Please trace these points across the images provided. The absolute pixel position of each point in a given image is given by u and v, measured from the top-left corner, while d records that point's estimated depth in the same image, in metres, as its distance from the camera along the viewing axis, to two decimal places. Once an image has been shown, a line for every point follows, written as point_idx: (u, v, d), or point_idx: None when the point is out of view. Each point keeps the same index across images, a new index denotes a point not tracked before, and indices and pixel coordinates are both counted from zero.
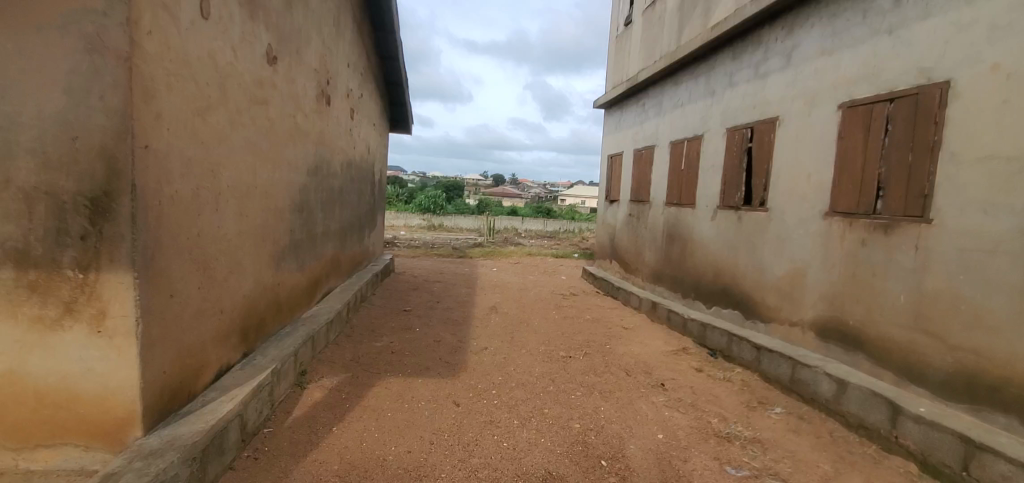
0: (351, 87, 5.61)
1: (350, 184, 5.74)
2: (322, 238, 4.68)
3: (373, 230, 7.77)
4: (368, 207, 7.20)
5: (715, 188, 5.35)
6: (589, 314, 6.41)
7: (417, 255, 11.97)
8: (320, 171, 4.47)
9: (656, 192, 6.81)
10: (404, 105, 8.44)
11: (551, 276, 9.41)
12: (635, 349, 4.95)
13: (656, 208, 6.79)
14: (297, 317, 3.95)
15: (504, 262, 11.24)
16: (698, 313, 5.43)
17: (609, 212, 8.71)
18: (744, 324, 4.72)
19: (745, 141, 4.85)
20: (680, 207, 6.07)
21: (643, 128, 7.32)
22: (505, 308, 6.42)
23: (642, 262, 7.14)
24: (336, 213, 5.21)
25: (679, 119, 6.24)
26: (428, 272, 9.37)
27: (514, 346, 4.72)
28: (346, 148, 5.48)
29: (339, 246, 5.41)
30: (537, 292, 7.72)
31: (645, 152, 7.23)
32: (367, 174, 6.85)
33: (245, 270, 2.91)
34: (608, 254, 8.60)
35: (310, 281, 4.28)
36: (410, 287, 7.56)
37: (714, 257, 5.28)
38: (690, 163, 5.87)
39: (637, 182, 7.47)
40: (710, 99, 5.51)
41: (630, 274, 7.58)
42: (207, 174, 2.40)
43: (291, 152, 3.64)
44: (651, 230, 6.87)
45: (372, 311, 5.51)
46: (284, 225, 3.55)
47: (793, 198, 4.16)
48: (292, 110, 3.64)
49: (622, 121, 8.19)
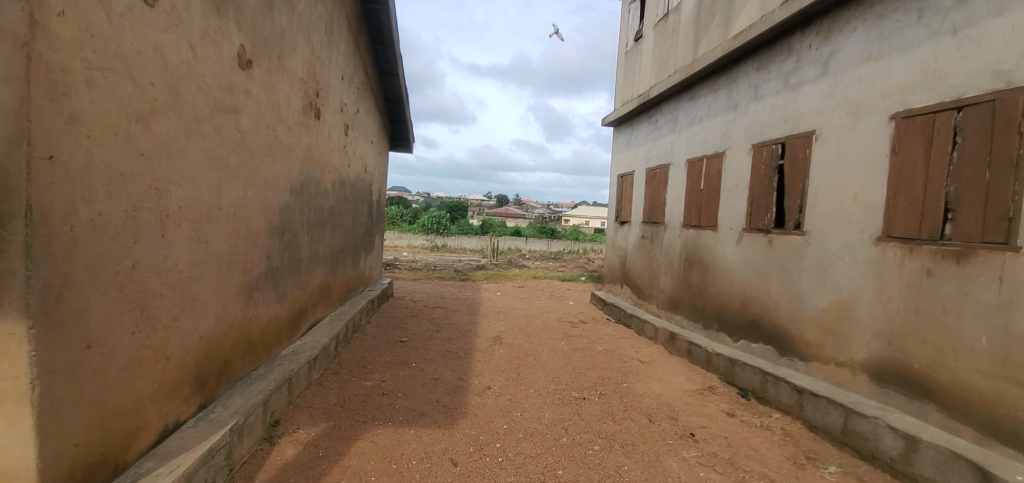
0: (345, 101, 5.24)
1: (342, 204, 5.31)
2: (309, 264, 4.23)
3: (370, 253, 7.33)
4: (365, 229, 6.76)
5: (739, 209, 4.89)
6: (601, 345, 5.89)
7: (418, 278, 11.50)
8: (307, 189, 4.04)
9: (672, 213, 6.35)
10: (404, 123, 8.10)
11: (558, 302, 8.89)
12: (655, 388, 4.43)
13: (672, 230, 6.32)
14: (276, 355, 3.48)
15: (509, 285, 10.74)
16: (723, 346, 4.91)
17: (619, 233, 8.23)
18: (779, 360, 4.21)
19: (775, 158, 4.40)
20: (700, 229, 5.60)
21: (656, 145, 6.91)
22: (510, 338, 5.91)
23: (657, 288, 6.64)
24: (327, 236, 4.78)
25: (696, 135, 5.83)
26: (429, 297, 8.88)
27: (520, 384, 4.20)
28: (340, 166, 5.08)
29: (330, 271, 4.96)
30: (544, 320, 7.21)
31: (659, 171, 6.80)
32: (363, 194, 6.44)
33: (204, 306, 2.46)
34: (620, 278, 8.10)
35: (292, 313, 3.82)
36: (408, 314, 7.08)
37: (741, 285, 4.79)
38: (711, 182, 5.42)
39: (651, 202, 7.02)
40: (732, 113, 5.10)
41: (644, 301, 7.07)
42: (149, 193, 1.99)
43: (270, 168, 3.23)
44: (668, 254, 6.39)
45: (365, 343, 5.02)
46: (260, 250, 3.11)
47: (836, 220, 3.70)
48: (273, 121, 3.25)
49: (632, 139, 7.80)
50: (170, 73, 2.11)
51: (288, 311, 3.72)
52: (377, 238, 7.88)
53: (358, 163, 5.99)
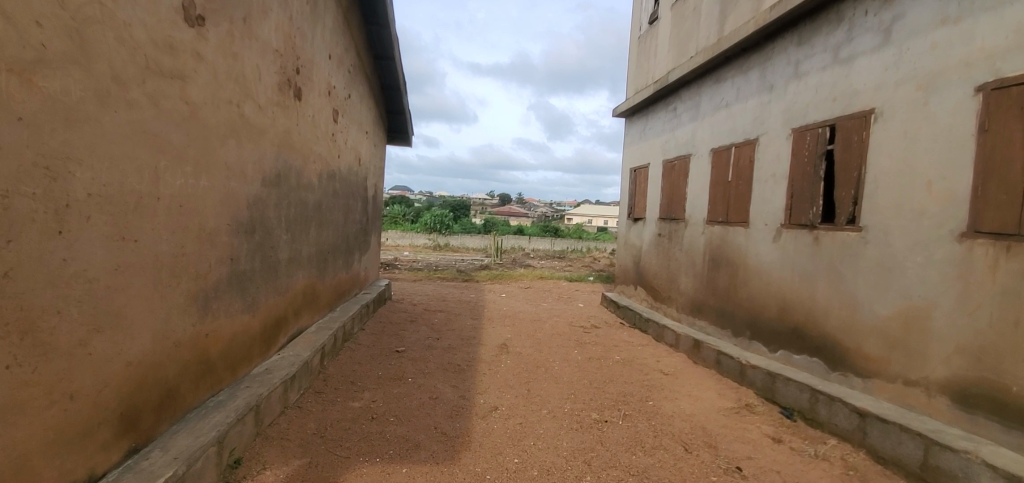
0: (334, 84, 4.70)
1: (331, 199, 4.77)
2: (290, 266, 3.69)
3: (365, 253, 6.79)
4: (359, 227, 6.21)
5: (777, 202, 4.33)
6: (619, 354, 5.32)
7: (418, 279, 10.95)
8: (284, 180, 3.50)
9: (694, 208, 5.79)
10: (403, 113, 7.56)
11: (567, 304, 8.34)
12: (685, 406, 3.87)
13: (693, 227, 5.76)
14: (244, 375, 2.95)
15: (514, 286, 10.18)
16: (758, 358, 4.35)
17: (633, 231, 7.66)
18: (829, 376, 3.65)
19: (822, 143, 3.85)
20: (728, 226, 5.04)
21: (675, 135, 6.35)
22: (517, 347, 5.35)
23: (677, 290, 6.07)
24: (313, 233, 4.24)
25: (721, 122, 5.28)
26: (429, 299, 8.34)
27: (531, 404, 3.65)
28: (327, 156, 4.53)
29: (316, 274, 4.42)
30: (554, 324, 6.65)
31: (678, 163, 6.24)
32: (357, 188, 5.90)
33: (128, 323, 1.92)
34: (634, 279, 7.53)
35: (267, 324, 3.27)
36: (407, 319, 6.53)
37: (781, 288, 4.22)
38: (742, 173, 4.86)
39: (669, 196, 6.46)
40: (767, 95, 4.54)
41: (662, 304, 6.50)
42: (33, 171, 1.48)
43: (234, 152, 2.69)
44: (689, 253, 5.82)
45: (355, 354, 4.47)
46: (219, 251, 2.57)
47: (905, 213, 3.14)
48: (237, 96, 2.71)
49: (647, 130, 7.24)
50: (70, 14, 1.59)
51: (260, 322, 3.18)
52: (374, 237, 7.34)
53: (350, 154, 5.44)
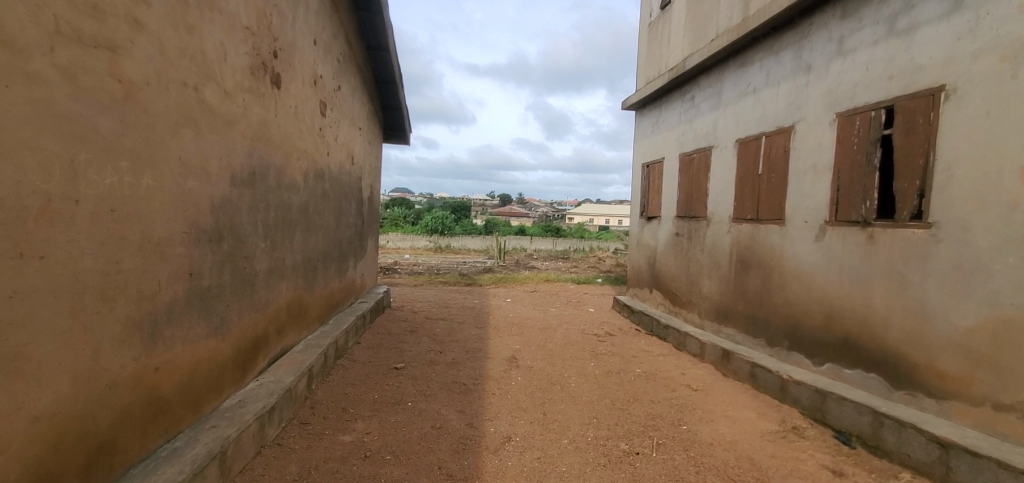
0: (322, 73, 4.23)
1: (320, 201, 4.29)
2: (270, 279, 3.21)
3: (362, 259, 6.32)
4: (353, 231, 5.74)
5: (819, 196, 3.85)
6: (639, 366, 4.84)
7: (419, 284, 10.46)
8: (261, 179, 3.03)
9: (717, 204, 5.31)
10: (400, 109, 7.09)
11: (577, 309, 7.85)
12: (724, 431, 3.39)
13: (717, 225, 5.28)
14: (211, 411, 2.47)
15: (519, 290, 9.69)
16: (802, 372, 3.87)
17: (646, 230, 7.19)
18: (892, 395, 3.23)
19: (878, 128, 3.38)
20: (759, 224, 4.56)
21: (693, 126, 5.88)
22: (527, 360, 4.87)
23: (699, 294, 5.58)
24: (299, 239, 3.77)
25: (748, 110, 4.80)
26: (430, 306, 7.86)
27: (549, 432, 3.18)
28: (314, 153, 4.06)
29: (304, 285, 3.95)
30: (565, 333, 6.17)
31: (697, 156, 5.77)
32: (350, 189, 5.43)
33: (25, 366, 1.46)
34: (648, 281, 7.05)
35: (240, 347, 2.80)
36: (407, 329, 6.06)
37: (828, 293, 3.74)
38: (775, 165, 4.38)
39: (687, 193, 5.98)
40: (804, 77, 4.07)
41: (681, 309, 6.02)
42: None
43: (191, 145, 2.22)
44: (713, 254, 5.34)
45: (349, 373, 4.00)
46: (174, 265, 2.11)
47: (990, 208, 2.70)
48: (194, 77, 2.25)
49: (660, 122, 6.77)
50: None
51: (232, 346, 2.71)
52: (370, 241, 6.86)
53: (341, 151, 4.97)
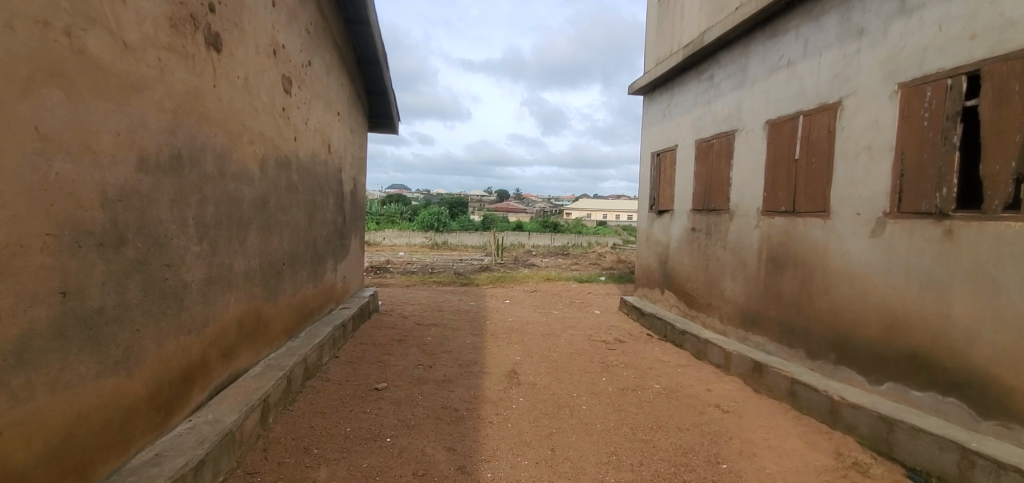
0: (285, 43, 3.59)
1: (285, 195, 3.65)
2: (208, 290, 2.57)
3: (344, 260, 5.68)
4: (332, 229, 5.10)
5: (876, 183, 3.23)
6: (657, 381, 4.23)
7: (411, 285, 9.80)
8: (191, 165, 2.39)
9: (742, 195, 4.70)
10: (386, 95, 6.44)
11: (581, 311, 7.24)
12: (772, 469, 2.78)
13: (743, 219, 4.67)
14: (107, 475, 1.86)
15: (518, 291, 9.05)
16: (856, 393, 3.26)
17: (656, 225, 6.57)
18: (978, 426, 2.64)
19: (956, 100, 2.77)
20: (796, 217, 3.95)
21: (712, 108, 5.26)
22: (529, 376, 4.24)
23: (722, 297, 4.96)
24: (255, 241, 3.13)
25: (781, 86, 4.19)
26: (422, 309, 7.23)
27: (560, 478, 2.56)
28: (275, 136, 3.42)
29: (263, 294, 3.31)
30: (570, 340, 5.55)
31: (717, 142, 5.15)
32: (327, 181, 4.78)
33: None
34: (659, 281, 6.44)
35: (157, 381, 2.16)
36: (394, 338, 5.43)
37: (888, 300, 3.13)
38: (816, 149, 3.77)
39: (705, 183, 5.35)
40: (853, 43, 3.45)
41: (699, 313, 5.40)
42: None
43: (57, 111, 1.59)
44: (738, 251, 4.71)
45: (318, 399, 3.36)
46: (27, 281, 1.50)
47: None
48: (63, 17, 1.61)
49: (673, 106, 6.14)
50: None
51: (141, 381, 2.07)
52: (354, 240, 6.22)
53: (313, 138, 4.32)
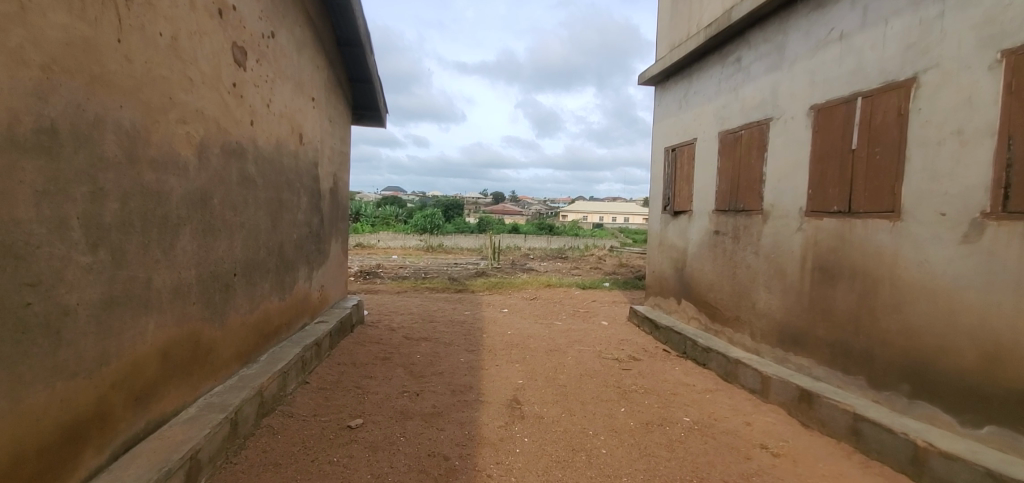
0: (238, 4, 2.93)
1: (237, 190, 2.98)
2: (109, 314, 1.91)
3: (322, 267, 5.00)
4: (305, 231, 4.42)
5: (974, 177, 2.63)
6: (685, 411, 3.58)
7: (401, 292, 9.08)
8: (76, 143, 1.73)
9: (778, 193, 4.08)
10: (371, 83, 5.77)
11: (586, 322, 6.59)
12: None
13: (780, 221, 4.04)
14: None
15: (516, 298, 8.36)
16: (945, 438, 2.64)
17: (671, 228, 5.93)
18: None
19: None
20: (853, 218, 3.33)
21: (740, 95, 4.63)
22: (534, 405, 3.57)
23: (756, 310, 4.32)
24: (186, 247, 2.46)
25: (832, 65, 3.57)
26: (412, 320, 6.56)
27: None
28: (220, 116, 2.76)
29: (203, 315, 2.64)
30: (578, 357, 4.88)
31: (747, 133, 4.52)
32: (298, 177, 4.11)
33: None
34: (675, 290, 5.80)
35: (6, 451, 1.51)
36: (378, 356, 4.76)
37: (990, 320, 2.56)
38: (882, 137, 3.16)
39: (732, 180, 4.72)
40: (936, 7, 2.85)
41: (725, 327, 4.76)
42: None
43: None
44: (775, 258, 4.08)
45: (275, 445, 2.70)
46: None
47: None
48: None
49: (692, 95, 5.51)
50: None
51: None
52: (335, 244, 5.55)
53: (278, 124, 3.65)
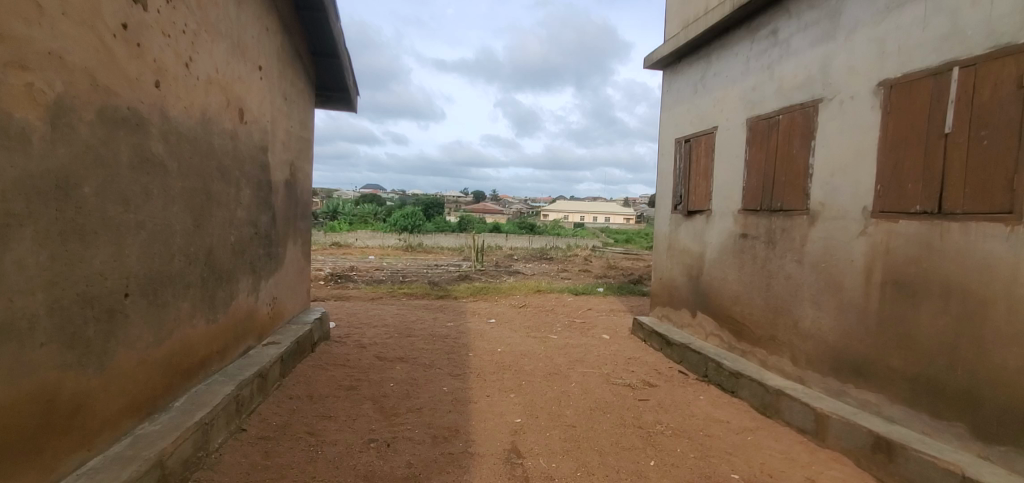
0: None
1: (128, 177, 2.11)
2: None
3: (274, 277, 4.11)
4: (249, 232, 3.54)
5: None
6: (731, 464, 2.83)
7: (376, 299, 8.16)
8: None
9: (831, 190, 3.36)
10: (337, 57, 4.89)
11: (586, 336, 5.83)
12: None
13: (834, 223, 3.32)
14: None
15: (503, 306, 7.54)
16: None
17: (684, 229, 5.20)
18: None
19: None
20: (948, 221, 2.65)
21: (777, 74, 3.91)
22: (539, 459, 2.78)
23: (800, 330, 3.60)
24: (9, 262, 1.59)
25: (913, 29, 2.86)
26: (387, 334, 5.69)
27: None
28: (90, 67, 1.89)
29: (55, 361, 1.77)
30: (584, 384, 4.11)
31: (785, 118, 3.79)
32: (236, 163, 3.23)
33: None
34: (689, 301, 5.07)
35: None
36: (343, 384, 3.91)
37: None
38: (994, 119, 2.47)
39: (765, 175, 3.99)
40: None
41: (756, 347, 4.04)
42: None
43: None
44: (828, 268, 3.36)
45: None
46: None
47: None
48: None
49: (711, 77, 4.78)
50: None
51: None
52: (293, 247, 4.66)
53: (203, 92, 2.77)
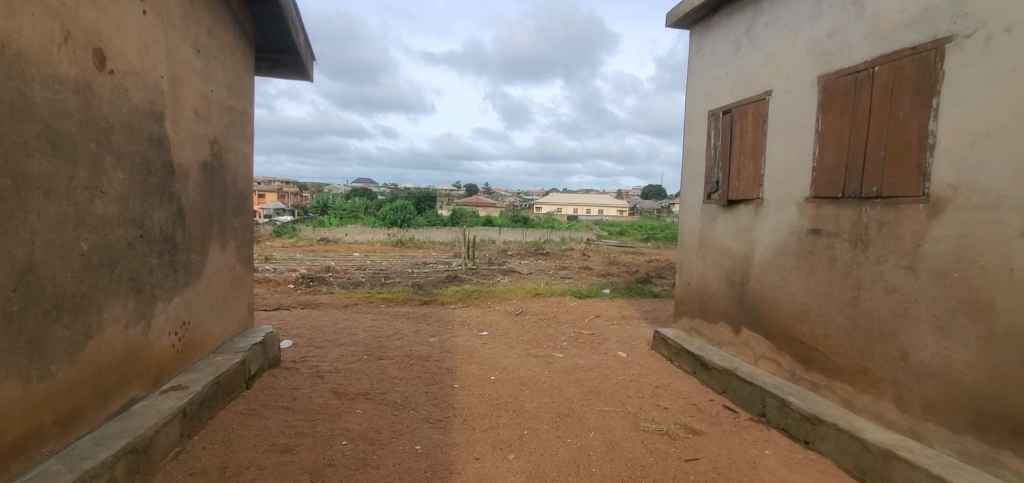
0: None
1: None
2: None
3: (184, 293, 3.02)
4: (129, 235, 2.45)
5: None
6: None
7: (350, 306, 7.04)
8: None
9: (970, 166, 2.33)
10: (278, 7, 3.78)
11: (599, 355, 4.78)
12: None
13: (977, 215, 2.29)
14: None
15: (498, 314, 6.49)
16: None
17: (721, 223, 4.16)
18: None
19: None
20: None
21: (869, 10, 2.86)
22: None
23: (912, 365, 2.57)
24: None
25: None
26: (355, 356, 4.62)
27: None
28: None
29: None
30: (605, 431, 3.08)
31: (882, 70, 2.75)
32: (89, 133, 2.15)
33: None
34: (729, 315, 4.04)
35: None
36: (275, 442, 2.82)
37: None
38: None
39: (848, 150, 2.96)
40: None
41: (837, 382, 3.01)
42: None
43: None
44: (966, 280, 2.33)
45: None
46: None
47: None
48: None
49: (762, 29, 3.73)
50: None
51: None
52: (222, 252, 3.57)
53: None
